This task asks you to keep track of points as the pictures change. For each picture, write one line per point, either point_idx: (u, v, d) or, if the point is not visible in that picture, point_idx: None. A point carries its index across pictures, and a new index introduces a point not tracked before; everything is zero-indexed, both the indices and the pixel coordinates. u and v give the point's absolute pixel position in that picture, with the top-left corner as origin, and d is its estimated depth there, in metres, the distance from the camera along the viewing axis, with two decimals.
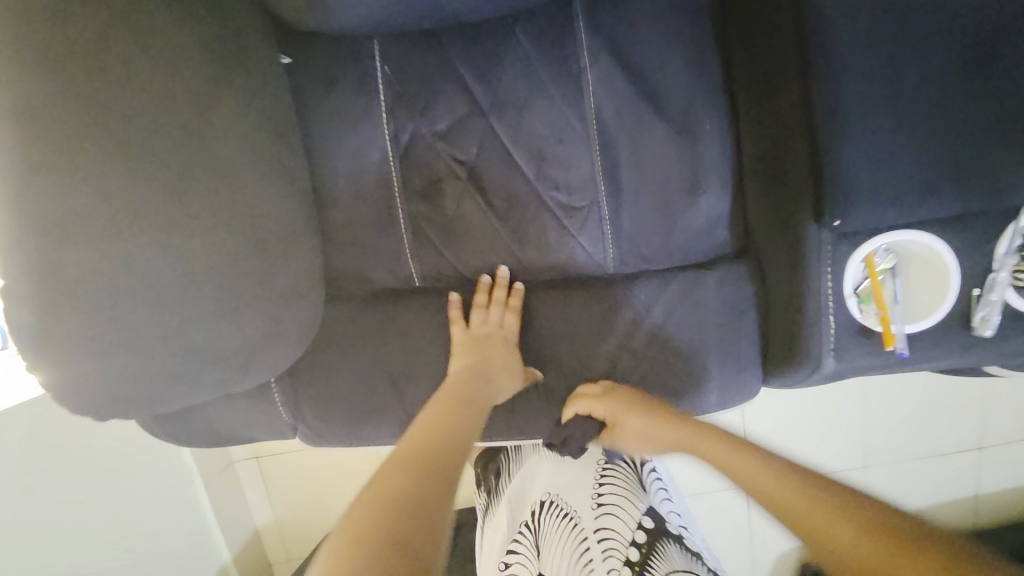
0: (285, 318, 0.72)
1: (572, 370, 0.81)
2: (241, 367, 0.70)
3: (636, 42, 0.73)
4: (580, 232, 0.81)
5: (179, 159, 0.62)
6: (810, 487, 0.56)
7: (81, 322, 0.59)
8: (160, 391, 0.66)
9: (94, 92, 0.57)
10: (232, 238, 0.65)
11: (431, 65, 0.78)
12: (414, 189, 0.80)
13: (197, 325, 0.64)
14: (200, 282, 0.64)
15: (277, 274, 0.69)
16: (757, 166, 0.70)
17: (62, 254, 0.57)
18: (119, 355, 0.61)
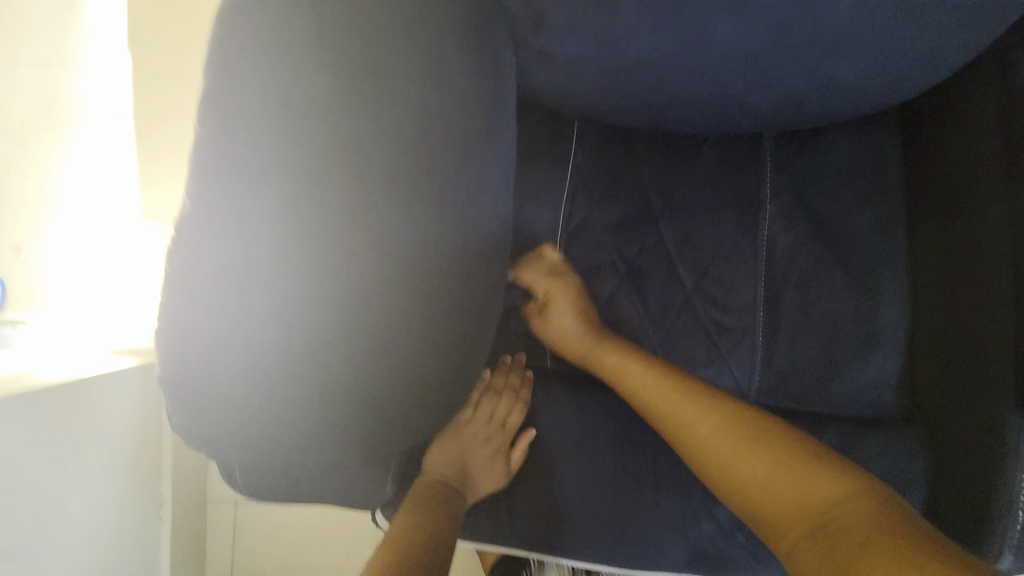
0: (457, 383, 0.62)
1: (698, 504, 0.74)
2: (404, 426, 0.59)
3: (822, 193, 0.76)
4: (731, 356, 0.77)
5: (434, 185, 0.55)
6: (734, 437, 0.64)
7: (291, 338, 0.49)
8: (318, 432, 0.53)
9: (393, 101, 0.52)
10: (453, 282, 0.57)
11: (618, 161, 0.79)
12: (573, 272, 0.78)
13: (386, 370, 0.54)
14: (409, 323, 0.54)
15: (474, 329, 0.61)
16: (936, 338, 0.70)
17: (304, 255, 0.48)
18: (304, 382, 0.51)
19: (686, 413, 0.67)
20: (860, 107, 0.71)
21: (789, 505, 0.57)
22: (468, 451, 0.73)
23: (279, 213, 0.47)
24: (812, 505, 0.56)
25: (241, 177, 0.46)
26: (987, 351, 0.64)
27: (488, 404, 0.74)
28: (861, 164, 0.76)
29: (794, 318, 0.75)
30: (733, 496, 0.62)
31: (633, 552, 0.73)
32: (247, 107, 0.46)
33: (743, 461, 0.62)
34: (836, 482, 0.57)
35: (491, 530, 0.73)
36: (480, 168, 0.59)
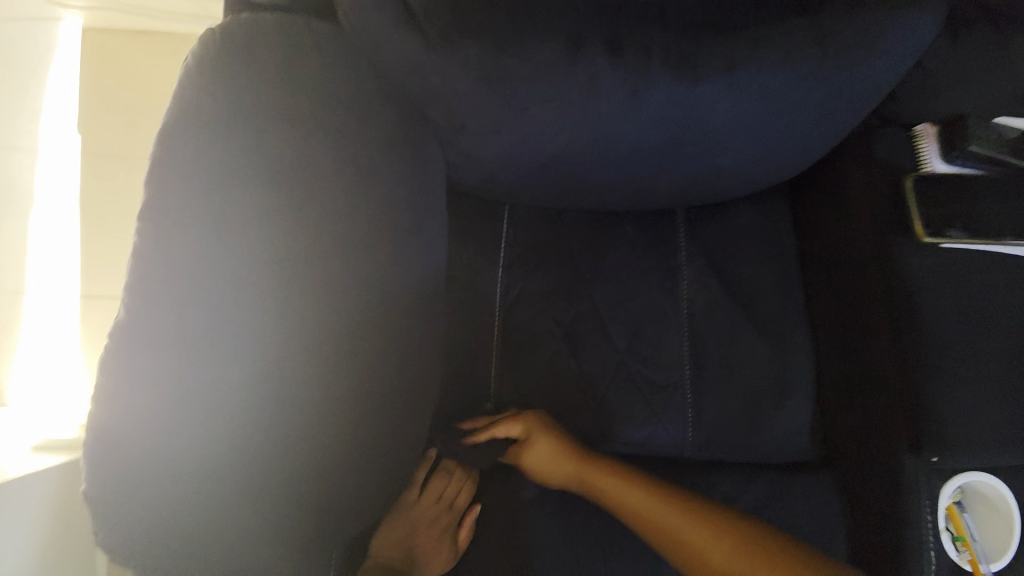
0: (394, 469, 0.63)
1: (645, 563, 0.76)
2: (341, 520, 0.59)
3: (730, 258, 0.85)
4: (665, 412, 0.81)
5: (362, 283, 0.58)
6: (677, 503, 0.74)
7: (211, 447, 0.50)
8: (250, 537, 0.53)
9: (315, 208, 0.55)
10: (381, 377, 0.59)
11: (547, 235, 0.86)
12: (513, 341, 0.83)
13: (320, 466, 0.55)
14: (340, 418, 0.56)
15: (409, 416, 0.64)
16: (841, 388, 0.77)
17: (226, 362, 0.51)
18: (228, 489, 0.51)
19: (617, 487, 0.74)
20: (751, 185, 0.81)
21: (702, 543, 0.71)
22: (415, 531, 0.74)
23: (203, 325, 0.51)
24: (686, 517, 0.72)
25: (172, 294, 0.50)
26: (881, 398, 0.71)
27: (438, 481, 0.77)
28: (760, 233, 0.86)
29: (716, 374, 0.82)
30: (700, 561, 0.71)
31: None
32: (185, 230, 0.51)
33: (625, 497, 0.74)
34: (683, 513, 0.73)
35: None
36: (410, 263, 0.63)
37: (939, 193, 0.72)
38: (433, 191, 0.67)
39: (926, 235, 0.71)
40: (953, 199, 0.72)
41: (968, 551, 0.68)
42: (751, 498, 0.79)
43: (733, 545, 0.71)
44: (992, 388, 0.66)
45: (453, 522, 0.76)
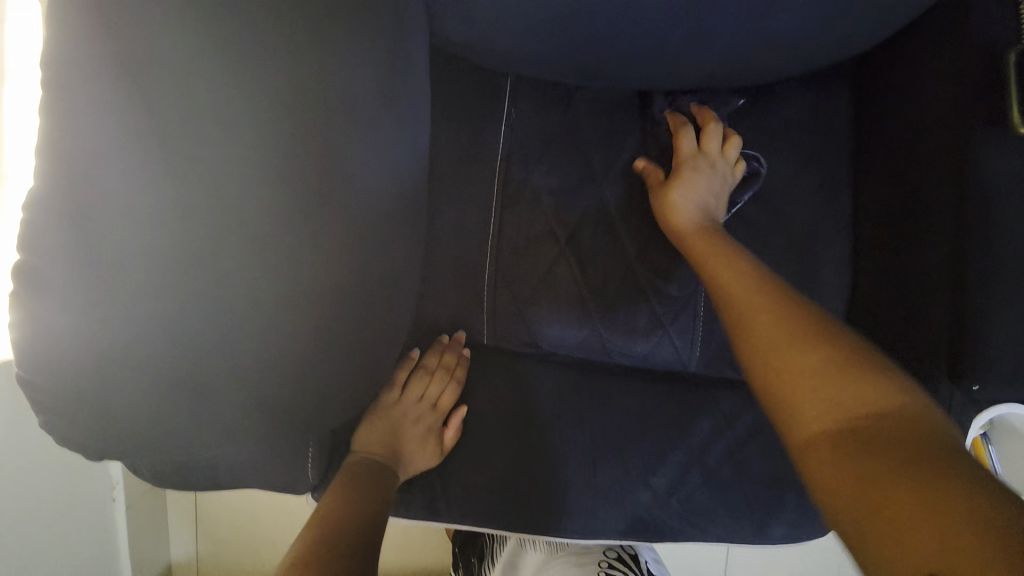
0: (372, 373, 0.59)
1: (634, 474, 0.74)
2: (309, 422, 0.55)
3: (769, 155, 0.72)
4: (672, 326, 0.75)
5: (322, 156, 0.48)
6: (839, 367, 0.44)
7: (147, 335, 0.45)
8: (205, 431, 0.49)
9: (265, 61, 0.46)
10: (347, 270, 0.51)
11: (556, 120, 0.73)
12: (511, 241, 0.73)
13: (280, 364, 0.50)
14: (299, 312, 0.49)
15: (383, 320, 0.57)
16: (878, 307, 0.68)
17: (162, 239, 0.45)
18: (173, 380, 0.46)
19: (774, 329, 0.50)
20: (811, 61, 0.66)
21: (857, 399, 0.42)
22: (397, 432, 0.71)
23: (131, 195, 0.44)
24: (856, 402, 0.42)
25: (94, 158, 0.43)
26: (924, 320, 0.62)
27: (419, 383, 0.72)
28: (810, 124, 0.72)
29: None
30: (859, 452, 0.39)
31: (570, 520, 0.74)
32: (105, 82, 0.43)
33: (859, 400, 0.42)
34: (815, 359, 0.46)
35: (427, 501, 0.73)
36: (382, 140, 0.52)
37: None
38: (415, 55, 0.56)
39: (1022, 124, 0.55)
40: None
41: None
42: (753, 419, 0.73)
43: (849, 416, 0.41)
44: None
45: (436, 422, 0.72)
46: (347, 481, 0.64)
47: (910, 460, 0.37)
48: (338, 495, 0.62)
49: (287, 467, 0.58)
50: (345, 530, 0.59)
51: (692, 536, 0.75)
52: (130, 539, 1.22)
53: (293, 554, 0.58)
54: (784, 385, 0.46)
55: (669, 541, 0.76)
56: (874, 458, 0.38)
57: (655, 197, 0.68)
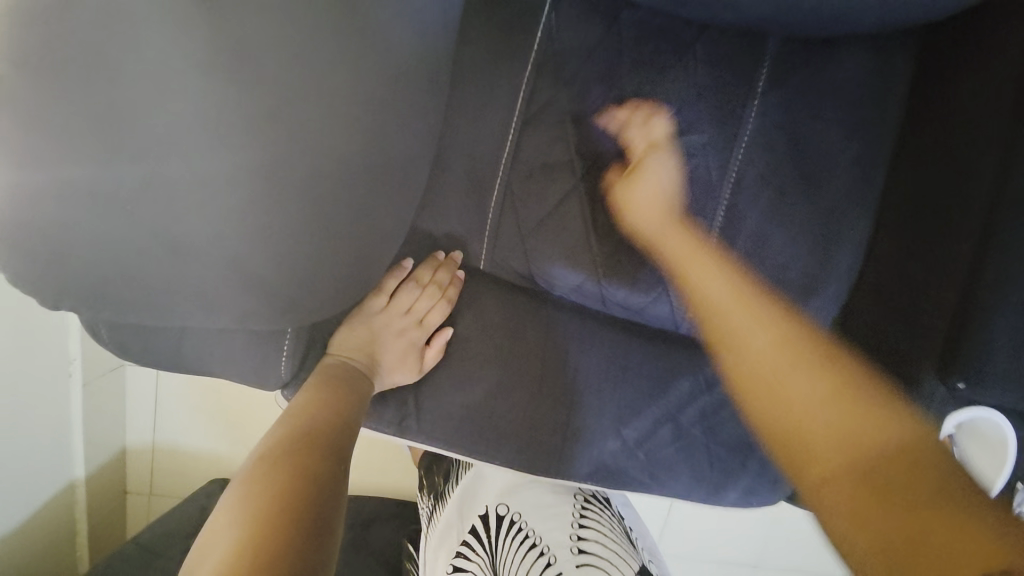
0: (362, 253, 0.57)
1: (605, 422, 0.74)
2: (292, 301, 0.54)
3: (810, 120, 0.68)
4: (673, 284, 0.72)
5: (347, 26, 0.49)
6: (842, 380, 0.56)
7: (128, 162, 0.45)
8: (188, 287, 0.49)
9: None
10: (357, 151, 0.52)
11: (596, 40, 0.67)
12: (524, 167, 0.68)
13: (276, 232, 0.50)
14: (303, 182, 0.50)
15: (371, 216, 0.55)
16: (877, 295, 0.68)
17: (163, 73, 0.44)
18: (152, 210, 0.46)
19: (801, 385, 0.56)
20: (884, 18, 0.61)
21: (794, 357, 0.58)
22: (377, 340, 0.70)
23: (139, 40, 0.44)
24: (823, 371, 0.56)
25: (106, 7, 0.44)
26: (926, 311, 0.62)
27: (407, 295, 0.70)
28: (861, 93, 0.67)
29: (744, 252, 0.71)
30: (888, 505, 0.48)
31: (535, 455, 0.74)
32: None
33: (750, 335, 0.62)
34: (824, 387, 0.55)
35: (397, 417, 0.72)
36: (402, 19, 0.52)
37: None
38: None
39: None
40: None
41: None
42: None
43: (823, 379, 0.56)
44: None
45: (418, 337, 0.71)
46: (329, 379, 0.64)
47: (887, 443, 0.51)
48: (320, 393, 0.63)
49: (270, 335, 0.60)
50: (317, 426, 0.60)
51: (649, 489, 0.77)
52: (86, 411, 1.20)
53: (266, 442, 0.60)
54: (763, 386, 0.58)
55: (625, 490, 0.77)
56: (913, 519, 0.46)
57: (608, 184, 0.70)
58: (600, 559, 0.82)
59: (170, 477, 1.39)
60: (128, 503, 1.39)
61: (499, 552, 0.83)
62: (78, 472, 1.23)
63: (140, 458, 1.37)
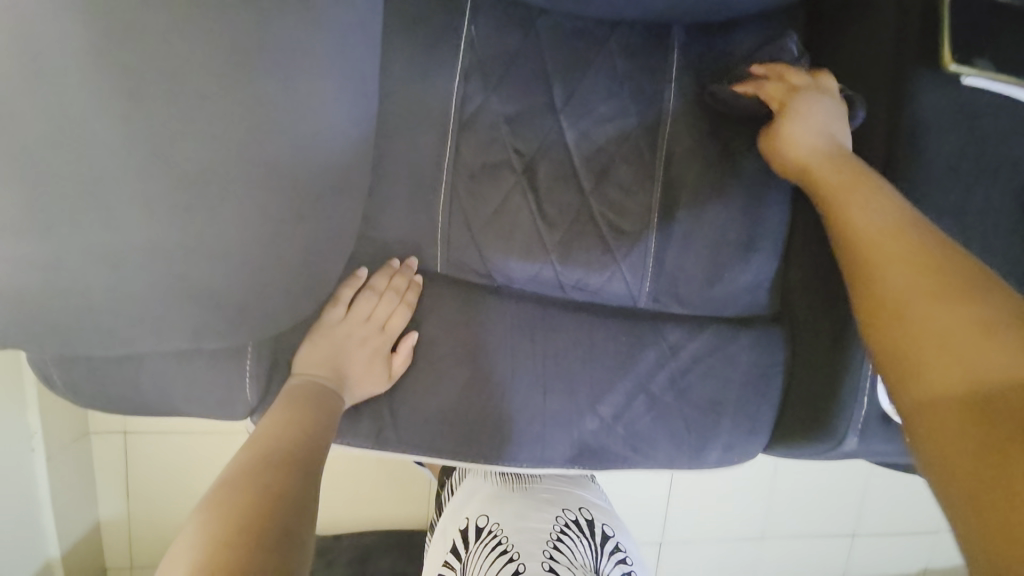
0: (306, 270, 0.58)
1: (581, 402, 0.77)
2: (241, 313, 0.56)
3: (723, 95, 0.74)
4: (624, 261, 0.76)
5: (257, 40, 0.50)
6: (955, 285, 0.47)
7: (63, 202, 0.48)
8: (141, 306, 0.52)
9: None
10: (287, 160, 0.53)
11: (518, 44, 0.72)
12: (468, 168, 0.72)
13: (217, 246, 0.52)
14: (238, 195, 0.52)
15: (318, 221, 0.57)
16: (806, 242, 0.74)
17: (83, 114, 0.47)
18: (85, 247, 0.49)
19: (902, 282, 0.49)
20: None
21: (930, 287, 0.48)
22: (341, 352, 0.70)
23: (47, 93, 0.46)
24: (935, 353, 0.44)
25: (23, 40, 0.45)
26: None
27: (366, 303, 0.71)
28: (762, 66, 0.74)
29: (684, 223, 0.76)
30: (914, 386, 0.44)
31: (518, 443, 0.76)
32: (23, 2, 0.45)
33: (863, 212, 0.57)
34: (931, 270, 0.49)
35: (376, 427, 0.73)
36: (317, 25, 0.53)
37: (978, 15, 0.64)
38: None
39: (952, 61, 0.62)
40: (1012, 36, 0.64)
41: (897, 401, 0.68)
42: (693, 348, 0.77)
43: (964, 308, 0.45)
44: (960, 248, 0.63)
45: (383, 343, 0.72)
46: (291, 403, 0.64)
47: (1015, 382, 0.40)
48: (280, 425, 0.61)
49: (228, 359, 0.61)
50: (271, 461, 0.57)
51: (633, 463, 0.80)
52: (53, 486, 1.16)
53: (221, 475, 0.56)
54: (903, 333, 0.47)
55: (611, 467, 0.80)
56: (945, 397, 0.42)
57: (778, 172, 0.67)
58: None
59: (154, 547, 1.30)
60: None
61: (471, 558, 0.81)
62: (52, 551, 1.19)
63: (116, 532, 1.29)
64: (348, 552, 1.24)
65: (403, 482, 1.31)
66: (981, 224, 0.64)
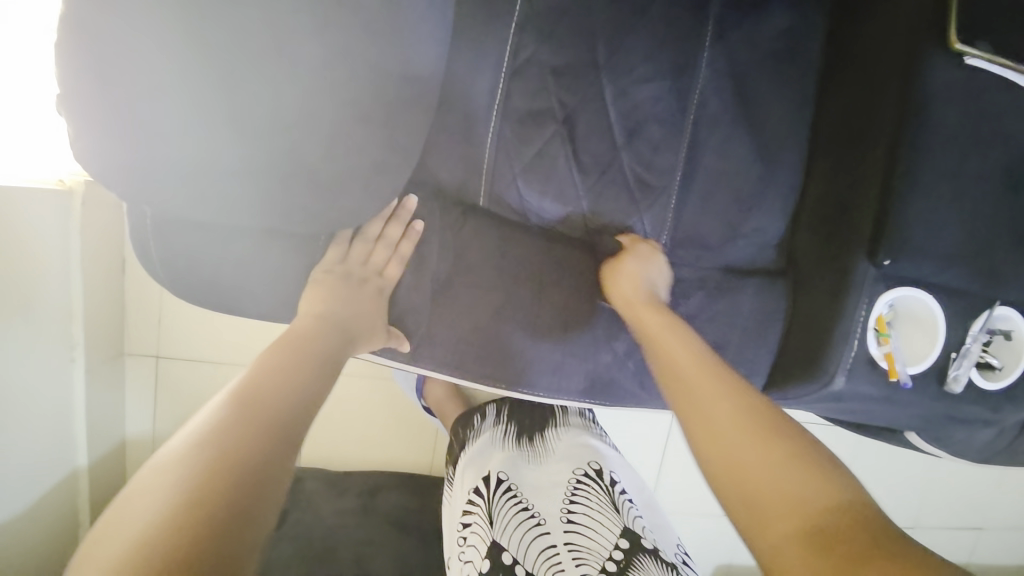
0: (392, 183, 0.59)
1: (598, 337, 0.84)
2: (326, 198, 0.55)
3: (752, 67, 0.81)
4: (648, 211, 0.84)
5: None
6: (769, 431, 0.56)
7: (163, 49, 0.45)
8: (232, 178, 0.50)
9: None
10: (387, 43, 0.52)
11: (570, 3, 0.78)
12: (515, 112, 0.79)
13: (313, 122, 0.51)
14: (337, 71, 0.50)
15: (406, 118, 0.56)
16: (815, 205, 0.81)
17: None
18: (179, 101, 0.46)
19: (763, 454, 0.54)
20: None
21: (715, 393, 0.60)
22: (344, 290, 0.68)
23: None
24: (758, 424, 0.57)
25: None
26: (856, 209, 0.75)
27: (364, 244, 0.72)
28: (788, 42, 0.81)
29: (705, 180, 0.83)
30: (754, 526, 0.51)
31: (538, 370, 0.84)
32: None
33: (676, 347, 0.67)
34: (764, 434, 0.55)
35: (411, 342, 0.79)
36: None
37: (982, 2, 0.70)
38: None
39: (958, 40, 0.69)
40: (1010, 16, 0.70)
41: (886, 348, 0.74)
42: (704, 294, 0.82)
43: (739, 406, 0.58)
44: (951, 213, 0.71)
45: (417, 254, 0.78)
46: (293, 345, 0.59)
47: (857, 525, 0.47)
48: (295, 362, 0.56)
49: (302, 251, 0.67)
50: (273, 392, 0.51)
51: (639, 399, 0.87)
52: (90, 401, 1.18)
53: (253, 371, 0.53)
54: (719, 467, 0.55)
55: (619, 402, 0.87)
56: (756, 509, 0.51)
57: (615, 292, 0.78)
58: (586, 526, 0.87)
59: None
60: None
61: (491, 506, 0.90)
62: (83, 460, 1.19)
63: (140, 452, 1.34)
64: (359, 486, 1.29)
65: (414, 424, 1.39)
66: (970, 194, 0.72)
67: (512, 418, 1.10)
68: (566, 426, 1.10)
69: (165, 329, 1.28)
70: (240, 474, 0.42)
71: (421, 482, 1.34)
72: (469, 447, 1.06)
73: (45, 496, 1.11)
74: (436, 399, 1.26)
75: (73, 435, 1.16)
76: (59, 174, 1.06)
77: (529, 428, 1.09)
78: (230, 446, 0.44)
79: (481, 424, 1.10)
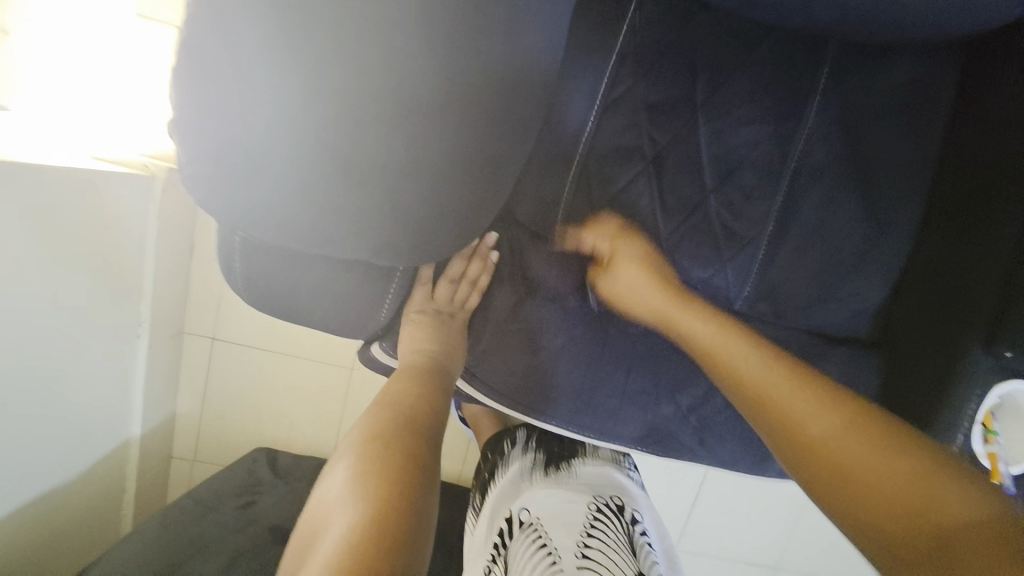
0: (479, 222, 0.57)
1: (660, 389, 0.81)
2: (413, 240, 0.53)
3: (868, 119, 0.74)
4: (731, 262, 0.78)
5: None
6: None
7: (274, 89, 0.44)
8: (325, 216, 0.49)
9: None
10: (492, 89, 0.49)
11: (671, 37, 0.74)
12: (601, 148, 0.75)
13: (410, 167, 0.49)
14: (439, 116, 0.48)
15: (497, 161, 0.54)
16: (922, 276, 0.75)
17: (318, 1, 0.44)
18: (285, 140, 0.45)
19: None
20: (941, 27, 0.68)
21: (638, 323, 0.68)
22: (435, 330, 0.72)
23: None
24: None
25: None
26: (974, 292, 0.68)
27: (446, 288, 0.74)
28: (910, 97, 0.74)
29: (800, 234, 0.77)
30: None
31: (592, 415, 0.80)
32: None
33: None
34: None
35: (470, 372, 0.77)
36: None
37: None
38: None
39: None
40: None
41: (990, 445, 0.68)
42: (786, 356, 0.78)
43: None
44: None
45: (490, 289, 0.76)
46: (416, 378, 0.67)
47: None
48: (410, 391, 0.65)
49: (380, 281, 0.64)
50: (423, 419, 0.62)
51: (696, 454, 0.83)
52: (149, 375, 1.22)
53: (376, 402, 0.64)
54: None
55: (675, 454, 0.84)
56: None
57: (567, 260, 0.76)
58: (600, 564, 0.78)
59: (217, 447, 1.41)
60: (170, 468, 1.41)
61: (510, 552, 0.85)
62: (135, 431, 1.24)
63: (186, 427, 1.39)
64: None
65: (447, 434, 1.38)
66: None
67: (540, 446, 1.07)
68: (591, 457, 1.06)
69: (223, 314, 1.30)
70: (401, 488, 0.51)
71: (450, 492, 1.34)
72: (496, 479, 1.05)
73: (95, 465, 1.15)
74: (471, 413, 1.25)
75: (127, 408, 1.20)
76: (143, 156, 1.06)
77: (557, 456, 1.06)
78: (387, 464, 0.53)
79: (509, 452, 1.09)
